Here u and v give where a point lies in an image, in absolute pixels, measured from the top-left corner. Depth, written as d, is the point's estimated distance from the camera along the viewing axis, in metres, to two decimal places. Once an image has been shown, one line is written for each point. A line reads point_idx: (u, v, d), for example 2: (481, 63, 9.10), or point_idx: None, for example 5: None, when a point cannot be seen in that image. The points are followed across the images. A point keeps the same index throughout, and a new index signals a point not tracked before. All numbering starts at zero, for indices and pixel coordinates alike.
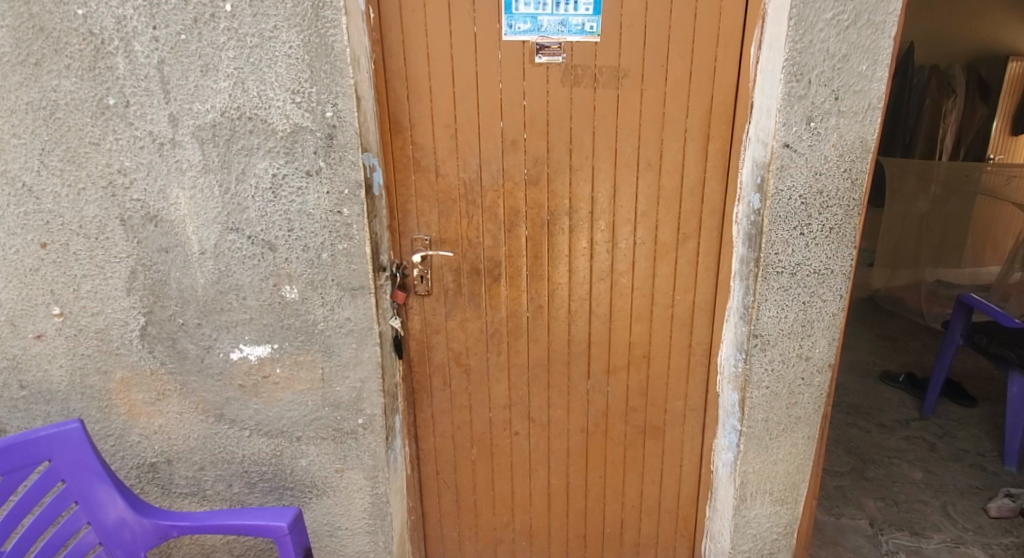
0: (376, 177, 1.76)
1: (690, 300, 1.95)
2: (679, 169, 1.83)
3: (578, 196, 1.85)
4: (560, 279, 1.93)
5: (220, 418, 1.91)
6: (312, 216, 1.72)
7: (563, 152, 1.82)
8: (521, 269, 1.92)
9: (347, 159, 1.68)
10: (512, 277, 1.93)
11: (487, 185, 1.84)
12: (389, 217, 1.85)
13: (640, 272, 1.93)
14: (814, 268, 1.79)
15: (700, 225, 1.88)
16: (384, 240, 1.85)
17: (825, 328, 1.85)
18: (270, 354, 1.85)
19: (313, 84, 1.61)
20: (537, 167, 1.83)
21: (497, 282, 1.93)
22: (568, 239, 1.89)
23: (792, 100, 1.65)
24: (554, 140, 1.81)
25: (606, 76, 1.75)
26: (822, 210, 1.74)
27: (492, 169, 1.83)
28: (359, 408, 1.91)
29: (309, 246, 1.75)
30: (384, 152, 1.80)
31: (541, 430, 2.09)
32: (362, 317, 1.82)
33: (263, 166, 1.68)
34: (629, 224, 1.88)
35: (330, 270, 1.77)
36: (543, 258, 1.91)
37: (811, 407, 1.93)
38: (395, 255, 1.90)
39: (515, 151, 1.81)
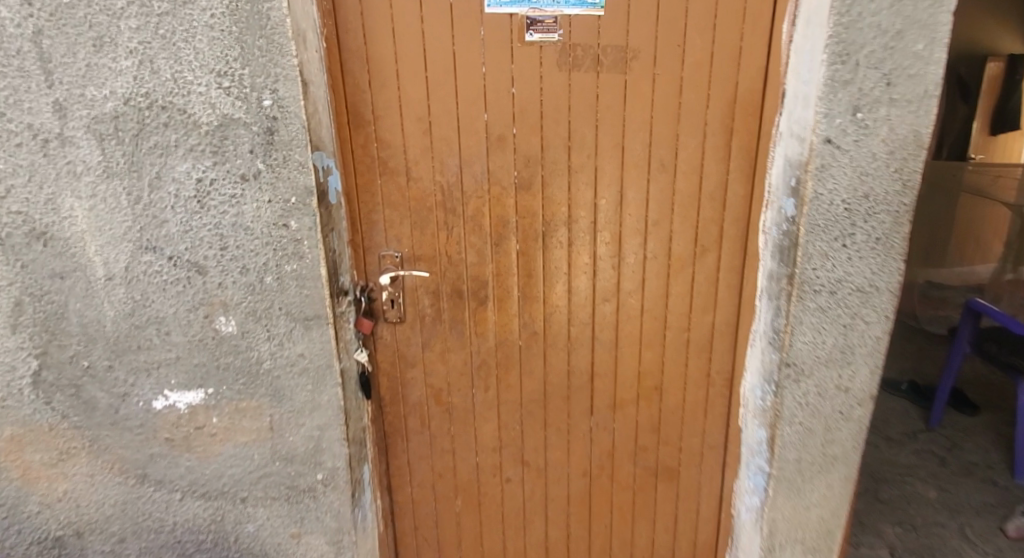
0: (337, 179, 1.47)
1: (708, 322, 1.67)
2: (698, 170, 1.52)
3: (578, 203, 1.55)
4: (556, 300, 1.64)
5: (143, 480, 1.55)
6: (250, 231, 1.38)
7: (560, 149, 1.50)
8: (511, 288, 1.62)
9: (293, 160, 1.34)
10: (499, 298, 1.63)
11: (469, 191, 1.53)
12: (352, 228, 1.54)
13: (651, 291, 1.64)
14: (856, 286, 1.49)
15: (722, 234, 1.58)
16: (348, 257, 1.54)
17: (868, 356, 1.56)
18: (203, 401, 1.51)
19: (244, 64, 1.26)
20: (529, 169, 1.52)
21: (481, 304, 1.63)
22: (567, 254, 1.59)
23: (836, 86, 1.33)
24: (549, 135, 1.49)
25: (612, 57, 1.43)
26: (867, 218, 1.43)
27: (474, 170, 1.51)
28: (318, 462, 1.59)
29: (248, 268, 1.41)
30: (344, 151, 1.48)
31: (536, 476, 1.81)
32: (318, 353, 1.50)
33: (185, 169, 1.32)
34: (638, 235, 1.58)
35: (276, 296, 1.44)
36: (535, 275, 1.61)
37: (850, 444, 1.65)
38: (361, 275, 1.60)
39: (503, 148, 1.49)
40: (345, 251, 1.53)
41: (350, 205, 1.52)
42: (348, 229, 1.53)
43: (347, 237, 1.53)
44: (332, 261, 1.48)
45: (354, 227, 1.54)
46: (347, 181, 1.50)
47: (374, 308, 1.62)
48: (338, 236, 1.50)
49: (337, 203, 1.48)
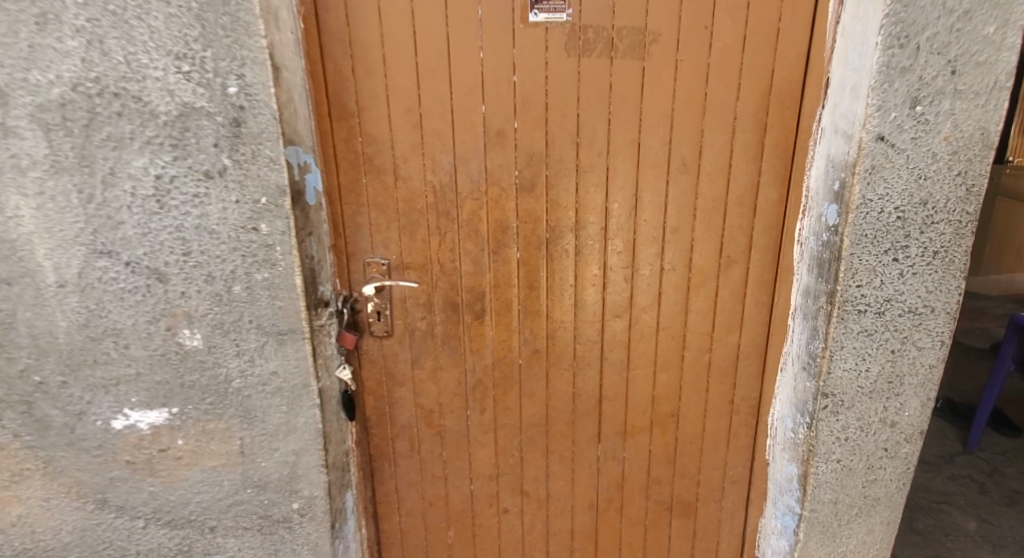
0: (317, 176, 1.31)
1: (733, 343, 1.48)
2: (724, 172, 1.33)
3: (587, 207, 1.37)
4: (561, 315, 1.47)
5: (102, 506, 1.42)
6: (216, 235, 1.22)
7: (567, 146, 1.32)
8: (511, 301, 1.46)
9: (263, 156, 1.19)
10: (497, 312, 1.47)
11: (464, 192, 1.36)
12: (334, 232, 1.38)
13: (668, 307, 1.46)
14: (908, 306, 1.29)
15: (751, 245, 1.39)
16: (329, 264, 1.39)
17: (918, 386, 1.36)
18: (167, 421, 1.36)
19: (205, 45, 1.11)
20: (532, 169, 1.34)
21: (478, 319, 1.47)
22: (573, 264, 1.42)
23: (893, 74, 1.13)
24: (554, 131, 1.31)
25: (628, 40, 1.24)
26: (923, 228, 1.24)
27: (470, 169, 1.34)
28: (294, 490, 1.44)
29: (214, 276, 1.25)
30: (325, 146, 1.32)
31: (537, 508, 1.64)
32: (294, 372, 1.35)
33: (141, 164, 1.17)
34: (654, 244, 1.40)
35: (246, 308, 1.28)
36: (538, 287, 1.44)
37: (894, 486, 1.45)
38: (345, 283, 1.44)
39: (503, 144, 1.32)
40: (326, 257, 1.38)
41: (332, 206, 1.36)
42: (330, 233, 1.37)
43: (328, 241, 1.38)
44: (311, 269, 1.32)
45: (336, 231, 1.39)
46: (329, 180, 1.34)
47: (359, 320, 1.46)
48: (318, 241, 1.34)
49: (316, 203, 1.33)
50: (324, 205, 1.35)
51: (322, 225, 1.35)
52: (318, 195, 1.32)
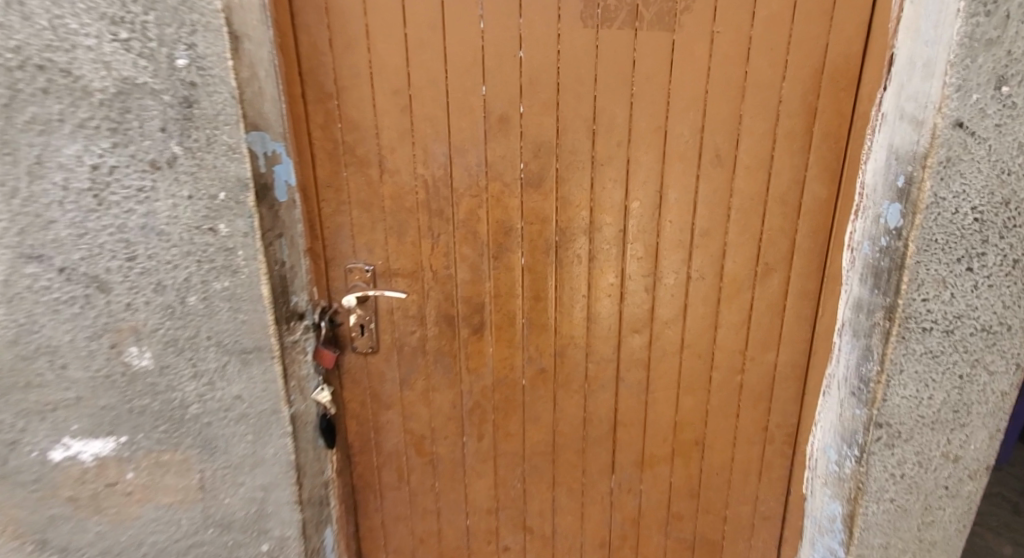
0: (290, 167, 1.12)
1: (769, 363, 1.29)
2: (765, 166, 1.14)
3: (604, 206, 1.18)
4: (571, 329, 1.28)
5: (42, 547, 1.23)
6: (165, 237, 1.03)
7: (582, 134, 1.13)
8: (514, 314, 1.27)
9: (220, 142, 1.00)
10: (498, 326, 1.28)
11: (461, 188, 1.17)
12: (310, 232, 1.19)
13: (695, 322, 1.27)
14: (982, 325, 1.09)
15: (793, 251, 1.20)
16: (305, 270, 1.19)
17: (989, 417, 1.16)
18: (114, 452, 1.17)
19: (146, 7, 0.92)
20: (540, 161, 1.15)
21: (475, 333, 1.28)
22: (586, 271, 1.23)
23: (976, 46, 0.92)
24: (567, 116, 1.12)
25: (657, 8, 1.04)
26: (1006, 233, 1.02)
27: (468, 161, 1.15)
28: (263, 530, 1.26)
29: (164, 286, 1.06)
30: (298, 132, 1.13)
31: (542, 545, 1.45)
32: (260, 396, 1.16)
33: (72, 152, 0.97)
34: (681, 249, 1.21)
35: (203, 322, 1.09)
36: (544, 296, 1.25)
37: (956, 529, 1.26)
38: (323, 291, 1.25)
39: (506, 132, 1.13)
40: (301, 261, 1.18)
41: (307, 202, 1.17)
42: (306, 233, 1.18)
43: (304, 243, 1.18)
44: (281, 276, 1.13)
45: (313, 230, 1.19)
46: (303, 171, 1.15)
47: (340, 334, 1.27)
48: (290, 243, 1.14)
49: (289, 199, 1.13)
50: (298, 201, 1.15)
51: (296, 224, 1.15)
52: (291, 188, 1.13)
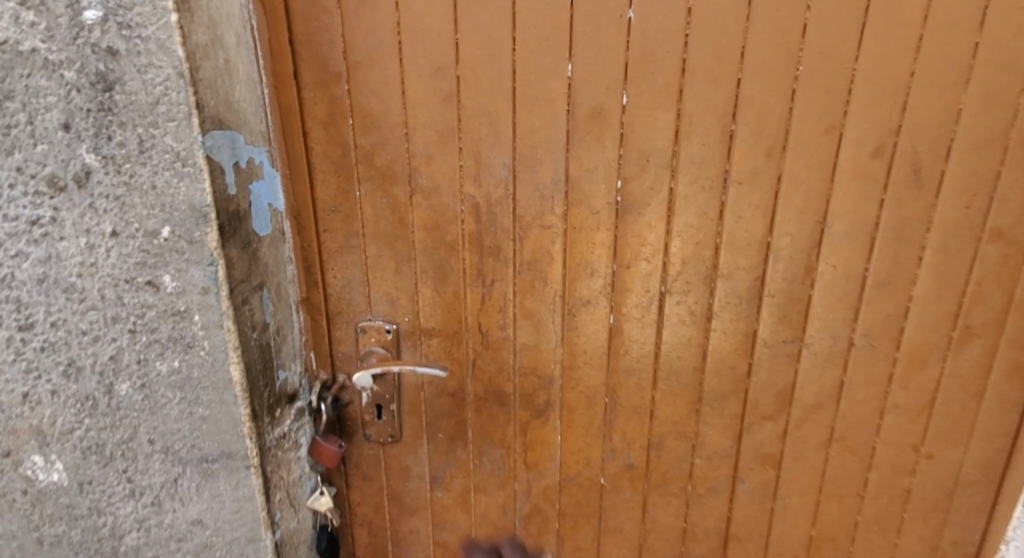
0: (275, 182, 0.75)
1: (952, 463, 0.92)
2: (983, 189, 0.77)
3: (737, 245, 0.81)
4: (674, 414, 0.89)
5: None
6: (76, 297, 0.65)
7: (716, 137, 0.76)
8: (595, 392, 0.88)
9: (163, 148, 0.60)
10: (570, 408, 0.89)
11: (528, 215, 0.79)
12: (306, 276, 0.82)
13: (852, 406, 0.89)
14: None
15: (1008, 312, 0.83)
16: (296, 328, 0.83)
17: None
18: None
19: None
20: (648, 176, 0.78)
21: (537, 419, 0.89)
22: (703, 334, 0.85)
23: None
24: (693, 111, 0.75)
25: None
26: None
27: (541, 175, 0.78)
28: None
29: (79, 369, 0.68)
30: (289, 131, 0.75)
31: None
32: (233, 520, 0.79)
33: None
34: (844, 306, 0.83)
35: (141, 420, 0.72)
36: (639, 367, 0.86)
37: None
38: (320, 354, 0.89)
39: (601, 134, 0.77)
40: (291, 318, 0.82)
41: (302, 234, 0.80)
42: (298, 276, 0.82)
43: (296, 292, 0.82)
44: (261, 348, 0.75)
45: (310, 273, 0.82)
46: (295, 189, 0.78)
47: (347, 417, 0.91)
48: (274, 297, 0.77)
49: (274, 231, 0.76)
50: (288, 232, 0.79)
51: (283, 264, 0.79)
52: (275, 212, 0.76)
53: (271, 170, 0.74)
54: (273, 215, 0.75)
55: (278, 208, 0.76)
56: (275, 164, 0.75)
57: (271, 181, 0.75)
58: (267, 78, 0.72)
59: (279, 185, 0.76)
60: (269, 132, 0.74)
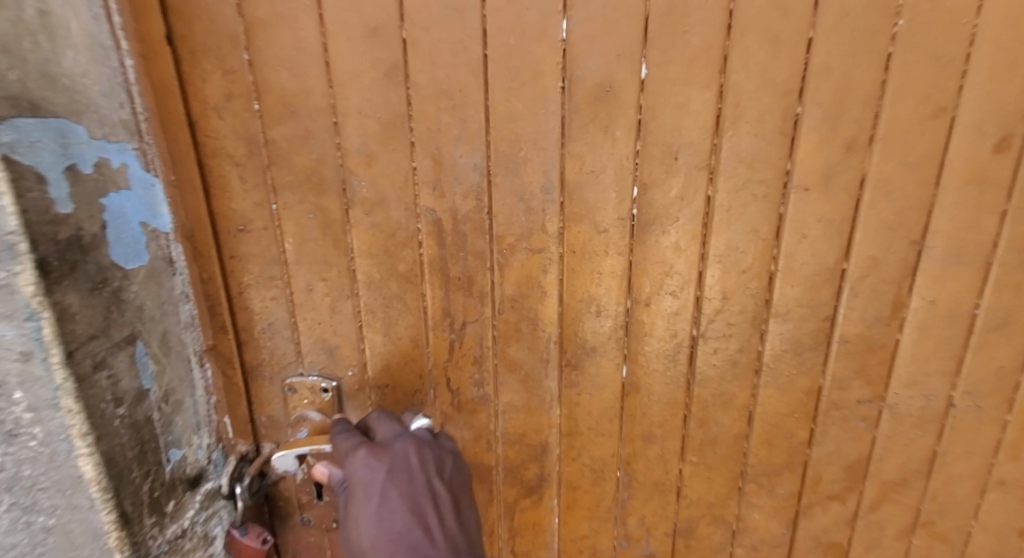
0: (154, 193, 0.54)
1: None
2: None
3: (801, 272, 0.60)
4: (709, 492, 0.67)
5: None
6: None
7: (778, 125, 0.56)
8: (603, 464, 0.65)
9: None
10: (571, 485, 0.66)
11: (510, 235, 0.57)
12: (210, 317, 0.60)
13: (946, 483, 0.67)
14: None
15: None
16: (198, 389, 0.61)
17: None
18: None
19: None
20: (673, 182, 0.57)
21: (528, 497, 0.67)
22: (749, 391, 0.63)
23: None
24: (747, 91, 0.55)
25: None
26: None
27: (526, 180, 0.56)
28: None
29: None
30: (168, 117, 0.53)
31: None
32: None
33: None
34: (939, 355, 0.62)
35: None
36: (662, 434, 0.64)
37: None
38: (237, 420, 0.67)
39: (609, 121, 0.55)
40: (190, 377, 0.60)
41: (199, 260, 0.58)
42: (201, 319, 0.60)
43: (197, 341, 0.60)
44: (134, 426, 0.53)
45: (214, 313, 0.60)
46: (184, 202, 0.56)
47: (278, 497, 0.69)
48: (156, 352, 0.55)
49: (153, 260, 0.54)
50: (179, 260, 0.57)
51: (171, 306, 0.57)
52: (152, 234, 0.54)
53: (145, 177, 0.53)
54: (150, 238, 0.54)
55: (159, 227, 0.55)
56: (149, 168, 0.53)
57: (147, 192, 0.53)
58: (132, 46, 0.51)
59: (159, 197, 0.54)
60: (137, 123, 0.52)
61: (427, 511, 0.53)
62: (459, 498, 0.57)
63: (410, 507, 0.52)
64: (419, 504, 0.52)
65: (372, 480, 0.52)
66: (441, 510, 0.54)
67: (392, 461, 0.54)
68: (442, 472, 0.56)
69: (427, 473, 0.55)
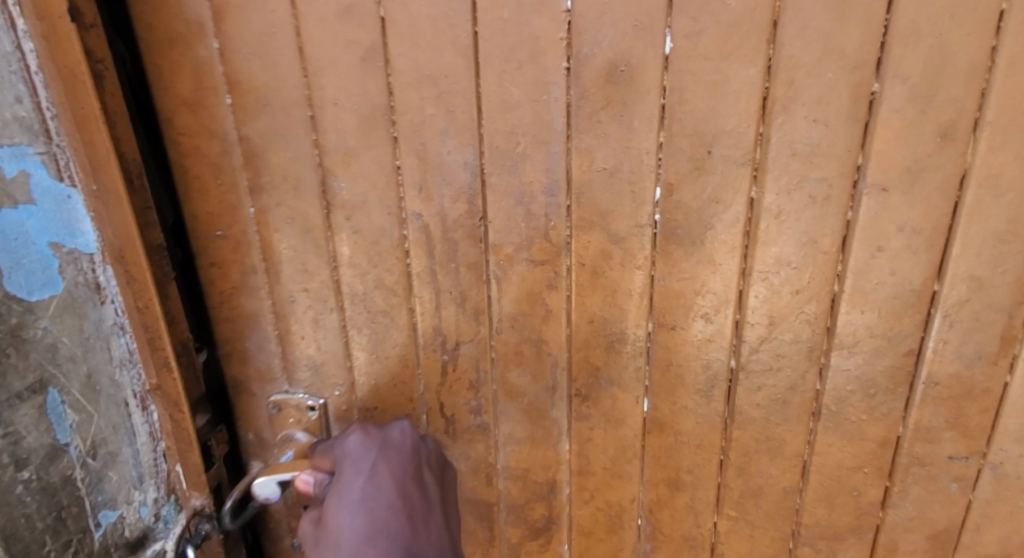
0: (70, 206, 0.45)
1: None
2: None
3: (874, 297, 0.48)
4: (750, 554, 0.55)
5: None
6: None
7: (845, 106, 0.44)
8: (620, 510, 0.54)
9: None
10: (584, 531, 0.56)
11: (507, 244, 0.49)
12: (150, 353, 0.50)
13: None
14: None
15: None
16: (140, 438, 0.54)
17: None
18: None
19: None
20: (707, 181, 0.46)
21: (534, 540, 0.56)
22: (805, 437, 0.51)
23: None
24: (809, 73, 0.43)
25: None
26: None
27: (526, 179, 0.47)
28: None
29: None
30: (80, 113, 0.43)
31: None
32: None
33: None
34: None
35: None
36: (693, 481, 0.53)
37: None
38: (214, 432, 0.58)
39: (625, 107, 0.45)
40: (128, 424, 0.53)
41: (132, 284, 0.48)
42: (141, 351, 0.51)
43: (137, 383, 0.52)
44: (46, 491, 0.50)
45: (155, 348, 0.50)
46: (108, 217, 0.46)
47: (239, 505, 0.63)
48: (78, 403, 0.50)
49: (71, 289, 0.48)
50: (108, 286, 0.49)
51: (98, 342, 0.50)
52: (69, 256, 0.47)
53: (57, 187, 0.45)
54: (64, 262, 0.47)
55: (78, 247, 0.47)
56: (62, 177, 0.44)
57: (60, 206, 0.45)
58: (29, 25, 0.40)
59: (79, 212, 0.46)
60: (43, 121, 0.43)
61: (415, 499, 0.47)
62: (449, 501, 0.51)
63: (396, 488, 0.46)
64: (408, 489, 0.47)
65: (361, 456, 0.48)
66: (430, 502, 0.48)
67: (385, 445, 0.49)
68: (436, 469, 0.51)
69: (420, 464, 0.50)
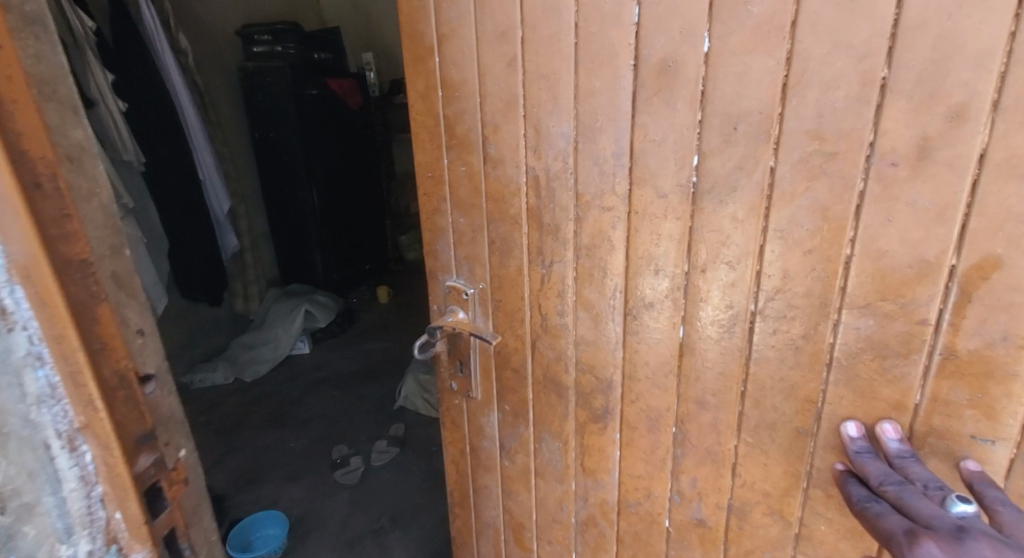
0: None
1: None
2: None
3: (887, 265, 0.52)
4: (763, 480, 0.64)
5: None
6: None
7: (856, 89, 0.50)
8: (659, 415, 0.69)
9: None
10: (630, 425, 0.72)
11: (587, 193, 0.67)
12: (73, 388, 0.41)
13: None
14: None
15: None
16: (70, 492, 0.43)
17: None
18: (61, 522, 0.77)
19: None
20: (733, 152, 0.58)
21: (594, 422, 0.75)
22: (817, 385, 0.58)
23: None
24: (826, 65, 0.51)
25: None
26: None
27: (602, 147, 0.65)
28: None
29: None
30: None
31: None
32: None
33: None
34: None
35: None
36: (716, 402, 0.65)
37: None
38: (168, 473, 0.46)
39: (672, 93, 0.59)
40: (47, 476, 0.42)
41: (48, 311, 0.39)
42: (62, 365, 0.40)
43: (64, 422, 0.41)
44: None
45: (78, 385, 0.41)
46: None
47: (217, 550, 0.52)
48: None
49: None
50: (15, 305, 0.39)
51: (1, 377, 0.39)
52: None
53: None
54: None
55: None
56: None
57: None
58: None
59: None
60: None
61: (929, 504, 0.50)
62: None
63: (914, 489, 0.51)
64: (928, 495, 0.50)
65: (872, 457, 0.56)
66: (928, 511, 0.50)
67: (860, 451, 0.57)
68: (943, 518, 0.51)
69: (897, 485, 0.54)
